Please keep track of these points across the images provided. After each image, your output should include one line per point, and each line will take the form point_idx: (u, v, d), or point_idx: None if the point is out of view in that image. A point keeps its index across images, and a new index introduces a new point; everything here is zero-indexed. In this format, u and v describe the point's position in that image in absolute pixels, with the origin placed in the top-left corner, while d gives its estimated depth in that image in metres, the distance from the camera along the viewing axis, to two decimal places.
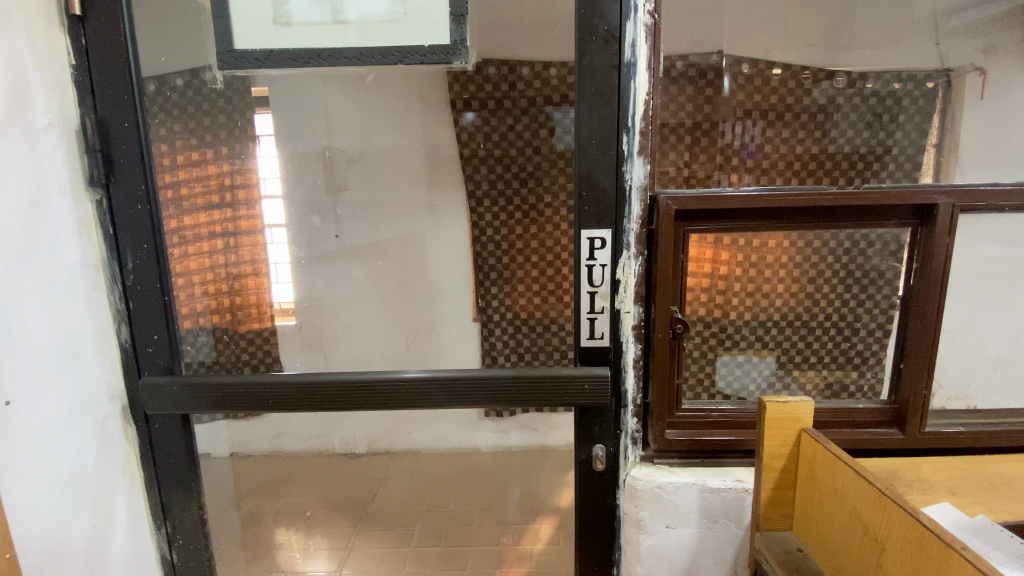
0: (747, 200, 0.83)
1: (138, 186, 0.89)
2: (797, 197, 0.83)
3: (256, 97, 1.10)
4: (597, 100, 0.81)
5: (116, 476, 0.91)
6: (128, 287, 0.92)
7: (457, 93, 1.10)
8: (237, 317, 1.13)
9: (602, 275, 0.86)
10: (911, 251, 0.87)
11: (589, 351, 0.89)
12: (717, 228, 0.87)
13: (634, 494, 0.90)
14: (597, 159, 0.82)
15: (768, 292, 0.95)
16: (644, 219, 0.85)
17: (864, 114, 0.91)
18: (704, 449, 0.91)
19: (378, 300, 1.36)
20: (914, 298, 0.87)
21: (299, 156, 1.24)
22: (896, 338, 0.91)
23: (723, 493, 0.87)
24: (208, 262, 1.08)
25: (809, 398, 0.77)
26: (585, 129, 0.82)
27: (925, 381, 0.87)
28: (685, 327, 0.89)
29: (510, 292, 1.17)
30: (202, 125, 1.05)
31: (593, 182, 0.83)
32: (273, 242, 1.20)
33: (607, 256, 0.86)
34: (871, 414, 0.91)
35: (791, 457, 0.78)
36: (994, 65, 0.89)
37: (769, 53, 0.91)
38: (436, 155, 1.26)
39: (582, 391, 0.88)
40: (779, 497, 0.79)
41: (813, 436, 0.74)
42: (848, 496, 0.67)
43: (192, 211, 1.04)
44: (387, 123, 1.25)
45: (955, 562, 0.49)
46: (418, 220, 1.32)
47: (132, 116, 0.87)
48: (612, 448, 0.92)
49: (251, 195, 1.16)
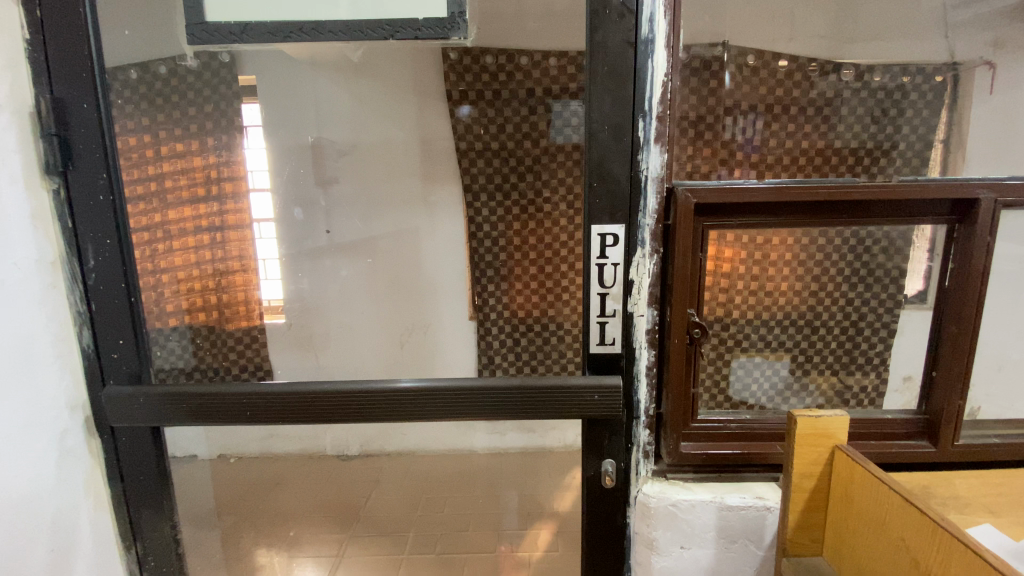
0: (768, 195, 0.81)
1: (100, 174, 0.84)
2: (820, 191, 0.81)
3: (243, 86, 1.09)
4: (612, 81, 0.79)
5: (79, 493, 0.88)
6: (89, 287, 0.88)
7: (454, 84, 1.08)
8: (224, 315, 1.15)
9: (612, 274, 0.85)
10: (946, 249, 0.85)
11: (598, 357, 0.87)
12: (737, 224, 0.85)
13: (646, 513, 0.88)
14: (611, 146, 0.80)
15: (771, 291, 0.92)
16: (661, 214, 0.83)
17: (870, 108, 0.88)
18: (721, 463, 0.90)
19: (367, 298, 1.30)
20: (947, 302, 0.86)
21: (281, 149, 1.18)
22: (930, 342, 0.88)
23: (742, 510, 0.85)
24: (194, 258, 1.10)
25: (843, 413, 0.75)
26: (598, 113, 0.80)
27: (958, 390, 0.86)
28: (702, 332, 0.87)
29: (507, 291, 1.15)
30: (186, 115, 1.07)
31: (604, 171, 0.81)
32: (261, 237, 1.19)
33: (619, 253, 0.84)
34: (902, 425, 0.89)
35: (823, 476, 0.76)
36: (1003, 59, 0.87)
37: (775, 44, 0.88)
38: (432, 148, 1.20)
39: (591, 402, 0.85)
40: (806, 519, 0.77)
41: (849, 455, 0.72)
42: (893, 524, 0.64)
43: (177, 205, 1.06)
44: (382, 115, 1.20)
45: None
46: (411, 215, 1.26)
47: (91, 94, 0.82)
48: (622, 464, 0.91)
49: (239, 188, 1.15)
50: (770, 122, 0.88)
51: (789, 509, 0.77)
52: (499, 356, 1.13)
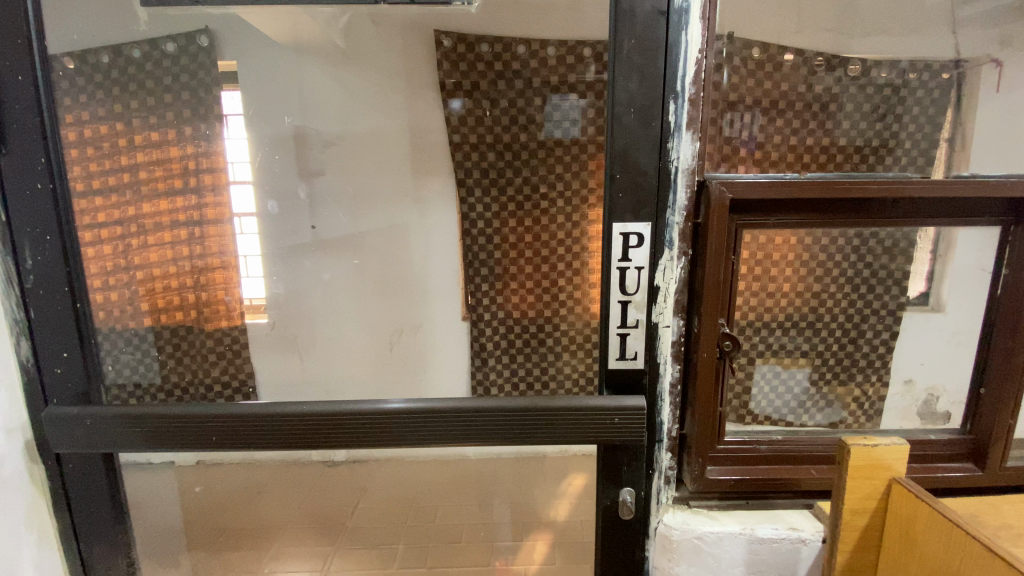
0: (808, 190, 0.79)
1: (37, 156, 0.78)
2: (863, 188, 0.79)
3: (222, 72, 1.07)
4: (639, 56, 0.75)
5: (20, 525, 0.83)
6: (26, 291, 0.82)
7: (448, 72, 1.07)
8: (202, 315, 1.13)
9: (635, 278, 0.82)
10: (1002, 254, 0.83)
11: (616, 373, 0.85)
12: (773, 224, 0.83)
13: (668, 546, 0.87)
14: (637, 132, 0.78)
15: (774, 292, 0.90)
16: (691, 212, 0.80)
17: (875, 105, 0.87)
18: (752, 491, 0.88)
19: (354, 300, 1.25)
20: (1000, 308, 0.84)
21: (257, 142, 1.12)
22: (977, 355, 0.88)
23: (773, 543, 0.83)
24: (171, 254, 1.08)
25: (902, 444, 0.74)
26: (624, 93, 0.76)
27: (1008, 410, 0.85)
28: (733, 346, 0.84)
29: (501, 290, 1.11)
30: (161, 101, 1.03)
31: (629, 160, 0.78)
32: (242, 233, 1.14)
33: (642, 256, 0.81)
34: (945, 446, 0.89)
35: (877, 512, 0.76)
36: (1011, 57, 0.85)
37: (781, 37, 0.85)
38: (424, 139, 1.16)
39: (612, 426, 0.83)
40: (856, 559, 0.77)
41: (909, 490, 0.72)
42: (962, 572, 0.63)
43: (151, 198, 1.06)
44: (373, 103, 1.15)
45: None
46: (401, 210, 1.22)
47: (28, 69, 0.76)
48: (643, 492, 0.89)
49: (219, 180, 1.10)
50: (776, 118, 0.86)
51: (839, 549, 0.77)
52: (492, 355, 1.11)
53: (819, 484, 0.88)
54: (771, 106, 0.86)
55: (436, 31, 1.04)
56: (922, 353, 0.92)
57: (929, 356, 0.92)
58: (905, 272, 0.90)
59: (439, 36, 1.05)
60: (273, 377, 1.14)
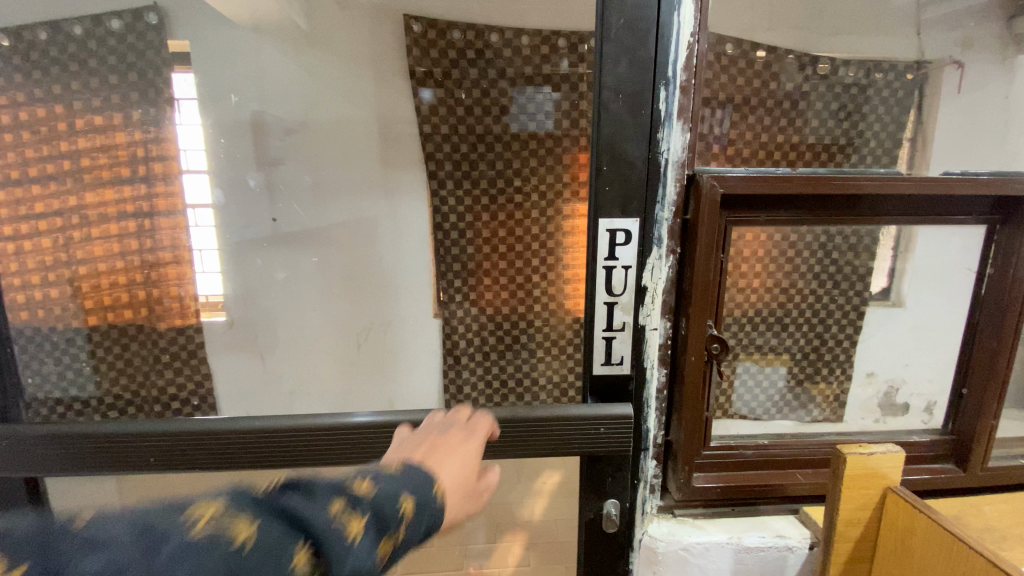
0: (807, 185, 0.77)
1: None
2: (858, 184, 0.78)
3: (173, 53, 1.03)
4: (628, 36, 0.72)
5: None
6: None
7: (417, 62, 1.06)
8: (156, 313, 1.13)
9: (622, 279, 0.80)
10: (986, 252, 0.84)
11: (598, 378, 0.83)
12: (767, 219, 0.81)
13: (653, 557, 0.87)
14: (625, 119, 0.74)
15: (745, 287, 0.88)
16: (679, 208, 0.78)
17: (842, 104, 0.88)
18: (741, 499, 0.88)
19: (321, 298, 1.20)
20: (985, 311, 0.85)
21: (221, 130, 1.08)
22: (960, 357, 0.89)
23: (761, 551, 0.83)
24: (117, 248, 1.09)
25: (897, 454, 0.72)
26: (611, 76, 0.73)
27: (991, 411, 0.85)
28: (721, 348, 0.83)
29: (476, 287, 1.14)
30: (107, 83, 1.02)
31: (617, 151, 0.75)
32: (197, 225, 1.11)
33: (629, 254, 0.79)
34: (928, 448, 0.90)
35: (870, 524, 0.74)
36: (974, 58, 0.89)
37: (754, 34, 0.85)
38: (392, 130, 1.12)
39: (595, 435, 0.81)
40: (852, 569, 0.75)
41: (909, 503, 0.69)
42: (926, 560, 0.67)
43: (95, 186, 1.06)
44: (336, 87, 1.09)
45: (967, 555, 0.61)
46: (367, 202, 1.17)
47: None
48: (627, 504, 0.88)
49: (170, 169, 1.07)
50: (747, 114, 0.85)
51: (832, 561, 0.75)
52: (466, 354, 1.15)
53: (805, 489, 0.88)
54: (742, 102, 0.85)
55: (406, 15, 1.04)
56: (887, 349, 0.94)
57: (913, 356, 0.93)
58: (868, 269, 0.91)
59: (410, 23, 1.04)
60: (231, 384, 1.18)
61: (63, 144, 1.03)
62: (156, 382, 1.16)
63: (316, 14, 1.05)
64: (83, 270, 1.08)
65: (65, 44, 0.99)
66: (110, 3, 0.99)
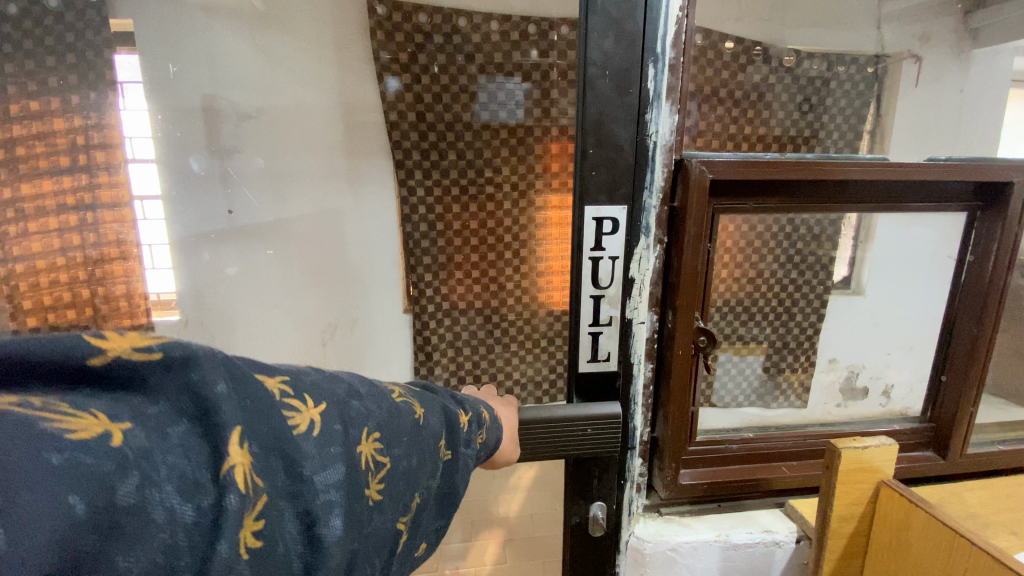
0: (793, 173, 0.75)
1: None
2: (846, 173, 0.76)
3: (116, 32, 0.93)
4: (615, 9, 0.67)
5: None
6: None
7: (382, 45, 1.02)
8: (100, 317, 1.02)
9: (609, 271, 0.77)
10: (969, 239, 0.85)
11: (583, 378, 0.81)
12: (754, 206, 0.79)
13: (640, 558, 0.85)
14: (614, 101, 0.70)
15: (722, 279, 0.86)
16: (667, 195, 0.75)
17: (805, 96, 0.90)
18: (723, 492, 0.86)
19: (287, 292, 1.20)
20: (964, 297, 0.86)
21: (164, 113, 0.99)
22: (941, 346, 0.90)
23: (749, 547, 0.81)
24: (56, 244, 0.96)
25: (890, 445, 0.68)
26: (598, 53, 0.68)
27: (971, 396, 0.86)
28: (708, 341, 0.80)
29: (446, 279, 1.13)
30: (43, 64, 0.89)
31: (604, 134, 0.71)
32: (145, 218, 1.02)
33: (616, 244, 0.76)
34: (910, 435, 0.91)
35: (863, 518, 0.70)
36: (929, 52, 0.93)
37: (723, 24, 0.83)
38: (357, 119, 1.18)
39: (584, 437, 0.78)
40: (844, 567, 0.71)
41: (903, 494, 0.66)
42: (924, 556, 0.63)
43: (27, 174, 0.92)
44: (296, 77, 1.12)
45: (975, 556, 0.57)
46: (333, 194, 1.22)
47: None
48: (613, 506, 0.86)
49: (114, 157, 0.97)
50: (715, 107, 0.84)
51: (825, 559, 0.70)
52: (435, 351, 1.14)
53: (792, 483, 0.87)
54: (711, 94, 0.83)
55: None
56: (853, 336, 0.97)
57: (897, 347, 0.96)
58: (830, 258, 0.93)
59: (373, 12, 1.00)
60: None
61: None
62: None
63: None
64: (19, 269, 0.92)
65: None
66: None
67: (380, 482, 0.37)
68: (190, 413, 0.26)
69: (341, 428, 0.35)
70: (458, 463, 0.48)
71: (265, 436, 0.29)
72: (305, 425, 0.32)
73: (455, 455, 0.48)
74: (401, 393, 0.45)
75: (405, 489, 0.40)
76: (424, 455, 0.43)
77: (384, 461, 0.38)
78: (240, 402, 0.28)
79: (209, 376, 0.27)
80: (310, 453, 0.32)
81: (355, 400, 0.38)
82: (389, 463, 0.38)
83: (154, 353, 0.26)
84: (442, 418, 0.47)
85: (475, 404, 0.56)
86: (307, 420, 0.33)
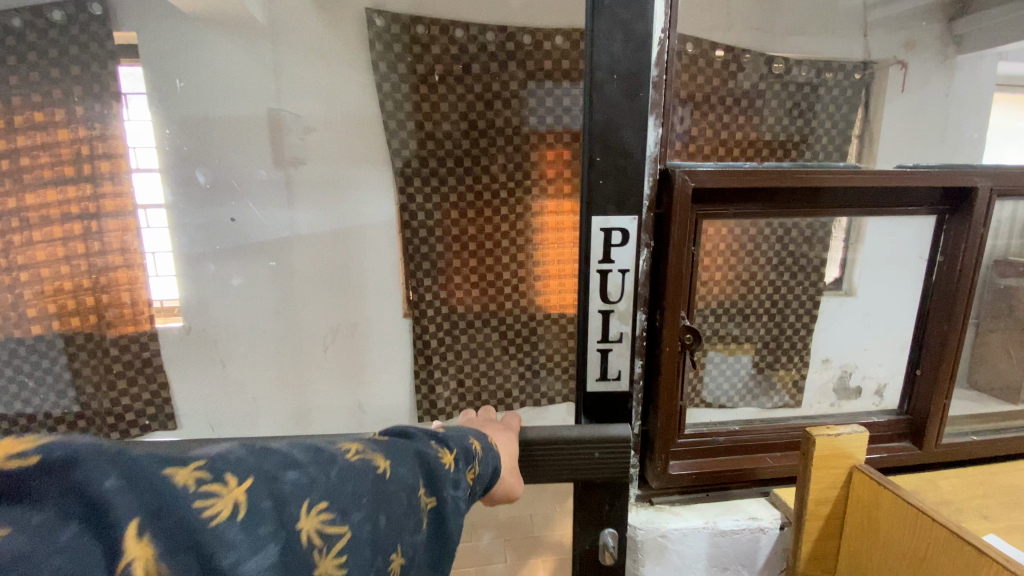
0: (772, 180, 0.77)
1: None
2: (821, 178, 0.78)
3: (119, 45, 1.00)
4: (623, 10, 0.66)
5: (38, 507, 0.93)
6: None
7: (379, 55, 1.03)
8: (106, 321, 1.12)
9: (618, 285, 0.75)
10: (937, 240, 0.86)
11: (593, 397, 0.79)
12: (735, 212, 0.81)
13: (632, 547, 0.84)
14: (623, 104, 0.68)
15: (709, 281, 0.89)
16: (654, 200, 0.77)
17: (795, 102, 0.91)
18: (709, 483, 0.87)
19: (287, 301, 1.18)
20: (933, 297, 0.87)
21: (164, 124, 1.04)
22: (915, 344, 0.91)
23: (735, 535, 0.82)
24: (61, 252, 1.07)
25: (861, 431, 0.69)
26: (603, 55, 0.67)
27: (945, 391, 0.88)
28: (693, 339, 0.81)
29: (444, 285, 1.13)
30: (47, 78, 0.99)
31: (612, 139, 0.69)
32: (148, 226, 1.09)
33: (626, 256, 0.74)
34: (888, 427, 0.92)
35: (837, 502, 0.71)
36: (913, 59, 0.96)
37: (712, 33, 0.87)
38: (355, 125, 1.09)
39: (594, 462, 0.75)
40: (819, 550, 0.73)
41: (871, 476, 0.67)
42: (893, 537, 0.64)
43: (37, 187, 1.03)
44: (296, 85, 1.06)
45: (942, 536, 0.57)
46: (332, 201, 1.14)
47: None
48: (624, 535, 0.83)
49: (118, 167, 1.05)
50: (707, 111, 0.87)
51: (802, 540, 0.72)
52: (435, 355, 1.16)
53: (772, 473, 0.88)
54: (702, 100, 0.86)
55: (367, 9, 1.01)
56: (841, 335, 1.00)
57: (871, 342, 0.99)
58: (822, 260, 0.95)
59: (373, 23, 1.01)
60: (195, 398, 1.19)
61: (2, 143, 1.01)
62: (109, 395, 1.16)
63: (273, 6, 1.02)
64: (26, 277, 1.06)
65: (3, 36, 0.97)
66: None
67: (337, 558, 0.27)
68: (76, 516, 0.20)
69: (274, 505, 0.25)
70: (446, 508, 0.38)
71: (161, 537, 0.21)
72: (228, 509, 0.23)
73: (440, 499, 0.37)
74: (360, 443, 0.34)
75: (374, 557, 0.30)
76: (398, 509, 0.33)
77: (341, 531, 0.28)
78: (140, 494, 0.21)
79: (92, 474, 0.20)
80: (229, 547, 0.22)
81: (292, 468, 0.28)
82: (347, 532, 0.28)
83: (28, 460, 0.20)
84: (417, 461, 0.37)
85: (463, 434, 0.46)
86: (231, 504, 0.23)
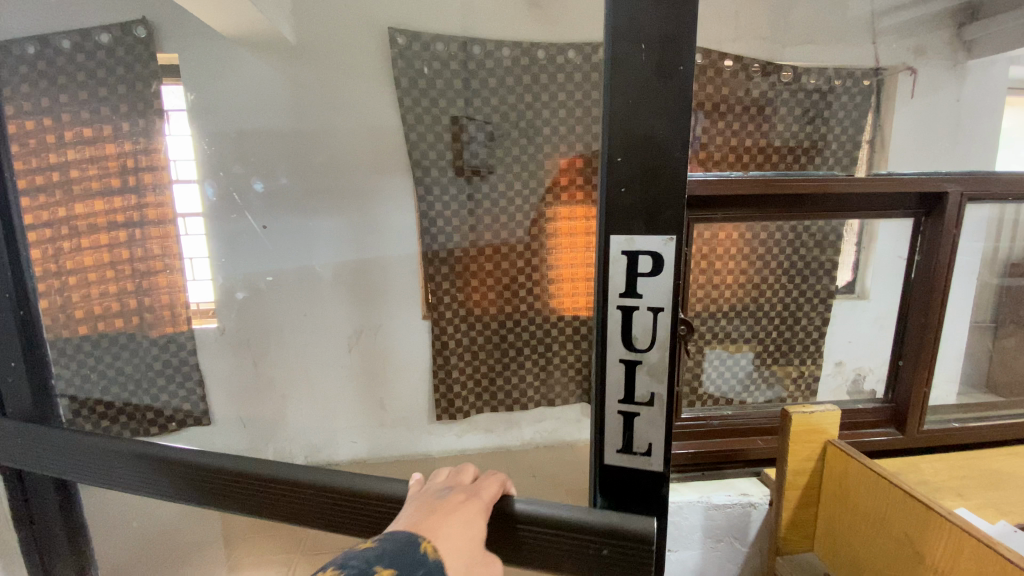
0: (755, 187, 0.85)
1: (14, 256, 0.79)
2: (803, 185, 0.85)
3: (163, 66, 1.08)
4: None
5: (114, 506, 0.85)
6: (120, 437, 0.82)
7: (401, 71, 1.08)
8: (148, 321, 1.18)
9: (648, 331, 0.61)
10: (914, 243, 0.91)
11: (611, 471, 0.67)
12: (725, 216, 0.88)
13: None
14: (655, 82, 0.55)
15: (719, 283, 0.96)
16: None
17: (806, 109, 0.93)
18: (706, 462, 0.94)
19: (313, 304, 1.24)
20: (914, 295, 0.91)
21: (203, 138, 1.13)
22: (896, 330, 0.95)
23: (727, 508, 0.88)
24: (107, 258, 1.13)
25: (833, 410, 0.82)
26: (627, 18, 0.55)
27: (923, 377, 0.92)
28: (689, 329, 0.83)
29: (462, 288, 1.17)
30: (96, 96, 1.06)
31: (636, 129, 0.57)
32: (187, 233, 1.17)
33: (656, 291, 0.59)
34: (872, 414, 0.97)
35: (814, 473, 0.83)
36: (925, 64, 0.96)
37: (722, 45, 0.91)
38: (377, 137, 1.14)
39: (597, 558, 0.62)
40: (799, 517, 0.84)
41: (842, 448, 0.78)
42: (858, 499, 0.75)
43: (84, 198, 1.09)
44: (323, 99, 1.12)
45: (892, 491, 0.69)
46: (357, 209, 1.20)
47: None
48: None
49: (160, 178, 1.12)
50: (717, 120, 0.91)
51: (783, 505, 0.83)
52: (453, 355, 1.20)
53: (764, 454, 0.95)
54: (713, 109, 0.91)
55: (390, 28, 1.07)
56: (855, 339, 0.99)
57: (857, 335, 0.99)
58: (834, 263, 0.96)
59: (395, 42, 1.06)
60: (228, 396, 1.24)
61: (52, 157, 1.04)
62: (148, 390, 1.21)
63: (302, 26, 1.07)
64: (73, 280, 1.09)
65: (53, 57, 1.02)
66: (98, 17, 1.03)
67: None
68: None
69: None
70: None
71: None
72: None
73: None
74: None
75: None
76: None
77: None
78: None
79: None
80: None
81: None
82: None
83: None
84: None
85: None
86: None
